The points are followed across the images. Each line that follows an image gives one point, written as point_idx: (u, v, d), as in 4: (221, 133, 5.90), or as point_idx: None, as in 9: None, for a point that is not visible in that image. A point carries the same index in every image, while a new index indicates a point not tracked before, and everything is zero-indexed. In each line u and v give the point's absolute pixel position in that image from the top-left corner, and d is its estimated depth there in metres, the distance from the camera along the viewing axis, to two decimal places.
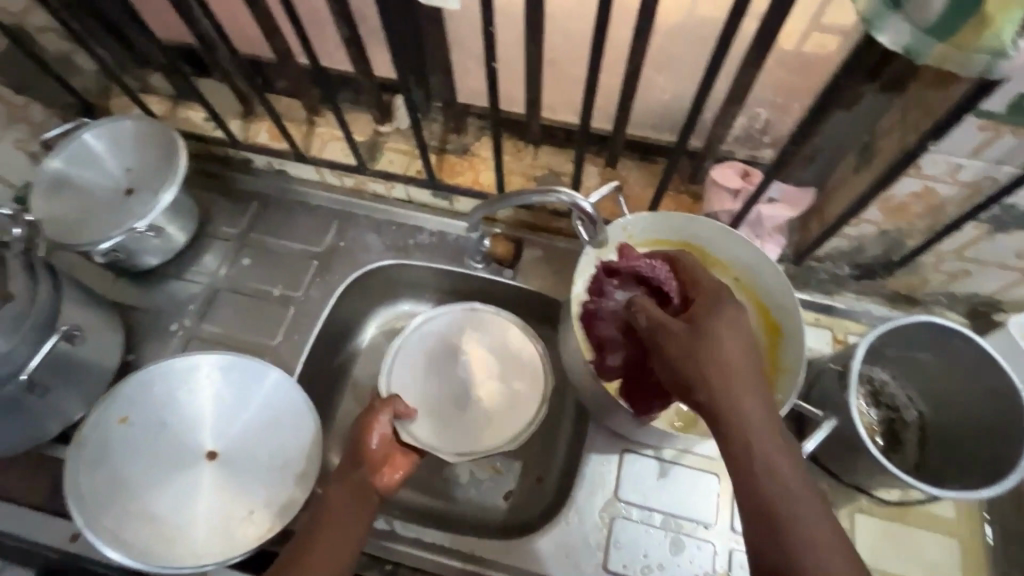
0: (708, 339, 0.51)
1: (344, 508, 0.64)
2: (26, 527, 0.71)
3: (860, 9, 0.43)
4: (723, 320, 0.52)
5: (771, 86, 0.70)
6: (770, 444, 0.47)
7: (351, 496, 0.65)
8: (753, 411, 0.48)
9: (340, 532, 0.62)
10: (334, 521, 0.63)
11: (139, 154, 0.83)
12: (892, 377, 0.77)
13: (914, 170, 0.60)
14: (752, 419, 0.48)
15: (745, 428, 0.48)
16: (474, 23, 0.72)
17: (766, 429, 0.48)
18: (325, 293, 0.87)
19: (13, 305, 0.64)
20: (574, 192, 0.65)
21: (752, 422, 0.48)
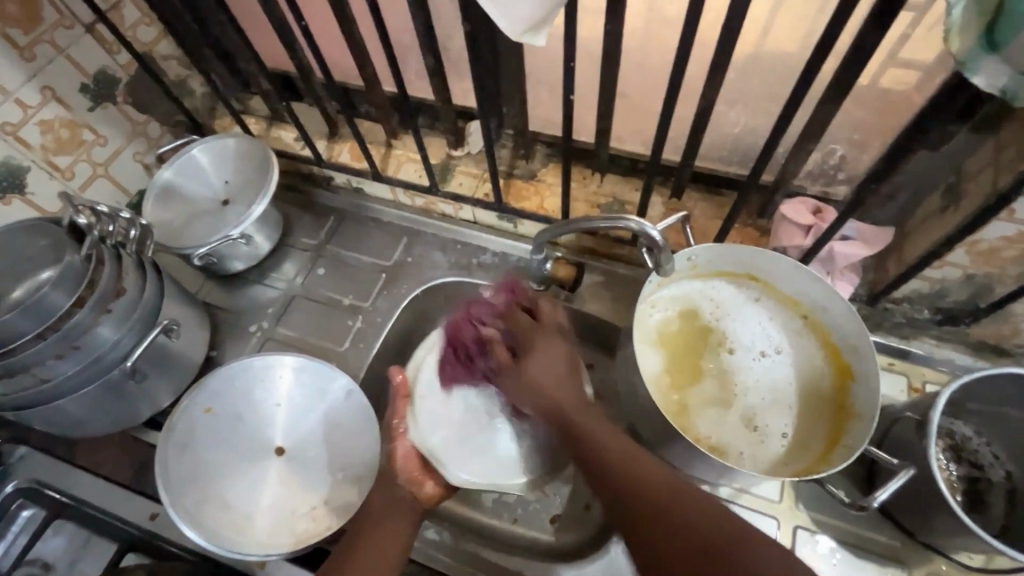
0: (532, 364, 0.64)
1: (387, 512, 0.65)
2: (113, 502, 0.77)
3: (954, 50, 0.41)
4: (551, 351, 0.65)
5: (851, 121, 0.69)
6: (646, 475, 0.55)
7: (388, 502, 0.66)
8: (595, 431, 0.59)
9: (386, 536, 0.63)
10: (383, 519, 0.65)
11: (238, 169, 0.92)
12: (976, 432, 0.72)
13: (1007, 213, 0.57)
14: (596, 431, 0.59)
15: (631, 471, 0.56)
16: (550, 57, 0.75)
17: (603, 436, 0.59)
18: (391, 306, 0.91)
19: (124, 298, 0.72)
20: (643, 219, 0.66)
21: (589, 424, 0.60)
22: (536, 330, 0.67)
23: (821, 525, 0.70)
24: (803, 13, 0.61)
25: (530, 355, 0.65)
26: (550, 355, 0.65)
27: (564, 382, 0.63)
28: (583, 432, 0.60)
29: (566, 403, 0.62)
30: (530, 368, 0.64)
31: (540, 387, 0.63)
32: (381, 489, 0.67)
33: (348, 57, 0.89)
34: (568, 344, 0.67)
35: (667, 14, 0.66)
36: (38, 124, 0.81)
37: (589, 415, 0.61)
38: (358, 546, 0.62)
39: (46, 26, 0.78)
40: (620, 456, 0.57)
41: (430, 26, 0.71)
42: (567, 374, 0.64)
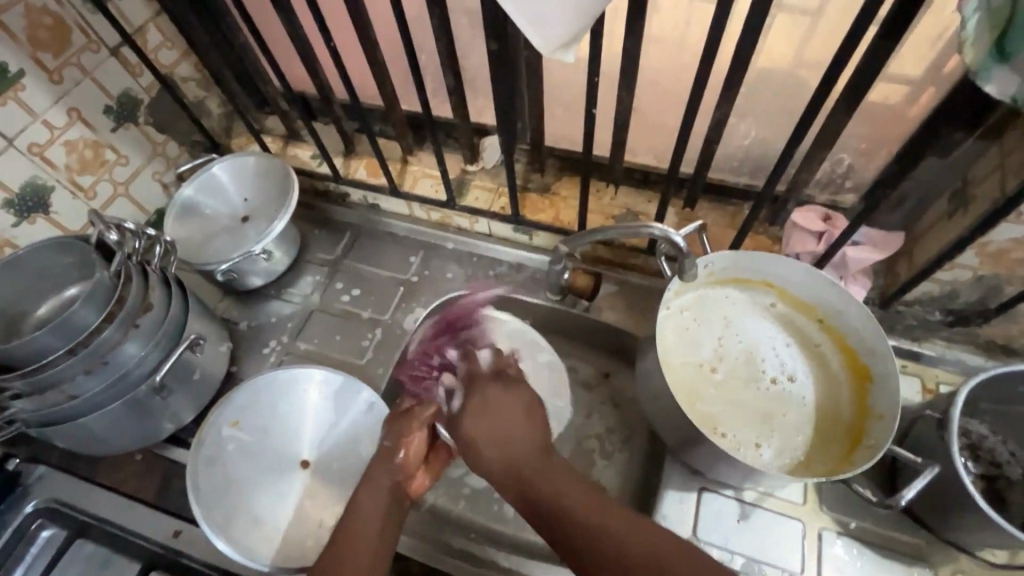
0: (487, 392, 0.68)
1: (374, 514, 0.64)
2: (135, 520, 0.76)
3: (967, 62, 0.44)
4: (492, 393, 0.68)
5: (860, 131, 0.71)
6: (619, 536, 0.53)
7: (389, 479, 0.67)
8: (546, 479, 0.59)
9: (379, 522, 0.63)
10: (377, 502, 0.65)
11: (257, 187, 0.93)
12: (991, 431, 0.74)
13: (1015, 216, 0.59)
14: (571, 496, 0.56)
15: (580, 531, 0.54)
16: (568, 75, 0.78)
17: (576, 501, 0.56)
18: (410, 318, 0.92)
19: (151, 313, 0.72)
20: (666, 226, 0.67)
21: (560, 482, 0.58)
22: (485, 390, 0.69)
23: (847, 527, 0.71)
24: (813, 29, 0.65)
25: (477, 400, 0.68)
26: (495, 418, 0.65)
27: (520, 432, 0.63)
28: (533, 493, 0.58)
29: (526, 453, 0.62)
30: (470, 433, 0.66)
31: (487, 446, 0.63)
32: (370, 486, 0.66)
33: (366, 77, 0.91)
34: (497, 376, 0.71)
35: (682, 32, 0.69)
36: (63, 145, 0.82)
37: (553, 466, 0.60)
38: (348, 533, 0.62)
39: (74, 49, 0.80)
40: (559, 503, 0.56)
41: (452, 46, 0.73)
42: (523, 418, 0.65)
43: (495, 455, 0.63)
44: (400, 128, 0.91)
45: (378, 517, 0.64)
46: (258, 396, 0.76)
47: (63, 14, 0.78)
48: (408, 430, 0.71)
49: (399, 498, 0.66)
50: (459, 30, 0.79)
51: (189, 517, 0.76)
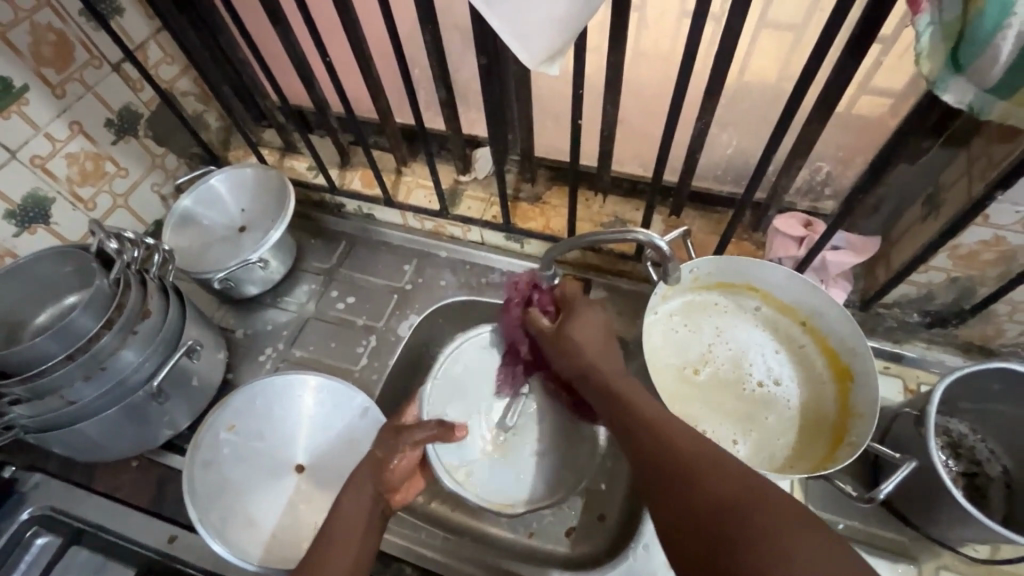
0: (575, 327, 0.69)
1: (358, 518, 0.64)
2: (130, 526, 0.77)
3: (924, 73, 0.46)
4: (585, 325, 0.69)
5: (835, 141, 0.75)
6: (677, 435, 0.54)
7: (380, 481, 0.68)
8: (642, 412, 0.59)
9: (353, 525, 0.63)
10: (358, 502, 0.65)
11: (254, 197, 0.96)
12: (971, 429, 0.76)
13: (982, 218, 0.62)
14: (644, 408, 0.59)
15: (660, 438, 0.55)
16: (556, 88, 0.81)
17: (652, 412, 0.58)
18: (404, 325, 0.94)
19: (149, 320, 0.74)
20: (651, 231, 0.69)
21: (638, 400, 0.61)
22: (569, 318, 0.70)
23: (833, 525, 0.73)
24: (787, 43, 0.68)
25: (567, 328, 0.69)
26: (585, 350, 0.67)
27: (602, 359, 0.66)
28: (604, 385, 0.65)
29: (590, 361, 0.67)
30: (572, 330, 0.69)
31: (581, 351, 0.68)
32: (354, 492, 0.66)
33: (360, 91, 0.94)
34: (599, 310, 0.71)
35: (664, 47, 0.73)
36: (65, 157, 0.85)
37: (621, 378, 0.64)
38: (331, 539, 0.62)
39: (77, 65, 0.83)
40: (654, 416, 0.58)
41: (444, 61, 0.76)
42: (603, 347, 0.67)
43: (573, 370, 0.69)
44: (394, 140, 0.94)
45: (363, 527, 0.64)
46: (255, 402, 0.78)
47: (67, 30, 0.80)
48: (399, 448, 0.70)
49: (381, 508, 0.67)
50: (451, 45, 0.82)
51: (185, 523, 0.77)
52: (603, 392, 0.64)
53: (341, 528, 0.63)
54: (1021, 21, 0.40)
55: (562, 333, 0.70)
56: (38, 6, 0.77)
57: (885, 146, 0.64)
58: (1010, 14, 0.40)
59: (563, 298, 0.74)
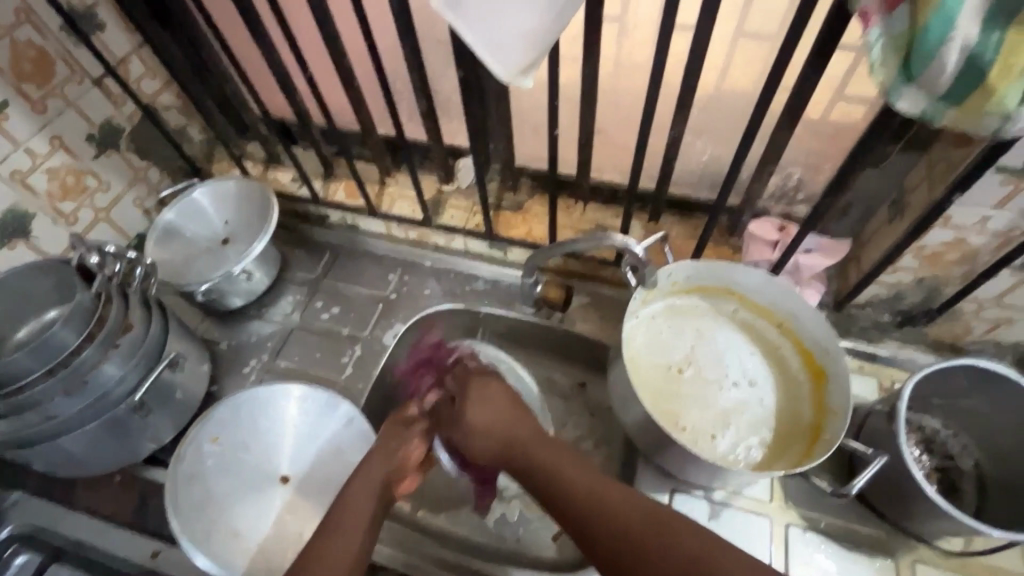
0: (473, 403, 0.72)
1: (365, 503, 0.64)
2: (114, 542, 0.77)
3: (878, 83, 0.48)
4: (489, 391, 0.73)
5: (804, 147, 0.77)
6: (620, 505, 0.57)
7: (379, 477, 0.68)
8: (570, 481, 0.61)
9: (354, 516, 0.63)
10: (356, 495, 0.65)
11: (237, 210, 0.96)
12: (943, 425, 0.78)
13: (944, 220, 0.65)
14: (571, 474, 0.61)
15: (601, 512, 0.57)
16: (534, 99, 0.83)
17: (581, 484, 0.60)
18: (388, 333, 0.94)
19: (132, 333, 0.74)
20: (627, 237, 0.71)
21: (557, 466, 0.62)
22: (463, 398, 0.73)
23: (813, 521, 0.74)
24: (754, 54, 0.70)
25: (466, 399, 0.73)
26: (489, 416, 0.70)
27: (513, 424, 0.69)
28: (546, 484, 0.62)
29: (522, 438, 0.67)
30: (468, 417, 0.71)
31: (485, 429, 0.70)
32: (364, 477, 0.67)
33: (343, 103, 0.95)
34: (495, 382, 0.75)
35: (637, 58, 0.75)
36: (45, 172, 0.85)
37: (560, 461, 0.63)
38: (339, 523, 0.62)
39: (58, 81, 0.83)
40: (591, 492, 0.59)
41: (424, 74, 0.78)
42: (510, 412, 0.71)
43: (492, 447, 0.69)
44: (377, 151, 0.95)
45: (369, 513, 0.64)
46: (239, 413, 0.78)
47: (47, 47, 0.81)
48: (408, 439, 0.73)
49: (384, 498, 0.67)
50: (431, 58, 0.84)
51: (168, 537, 0.77)
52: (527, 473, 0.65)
53: (343, 518, 0.63)
54: (964, 34, 0.42)
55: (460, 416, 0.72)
56: (18, 22, 0.77)
57: (850, 152, 0.67)
58: (952, 27, 0.42)
59: (477, 372, 0.77)
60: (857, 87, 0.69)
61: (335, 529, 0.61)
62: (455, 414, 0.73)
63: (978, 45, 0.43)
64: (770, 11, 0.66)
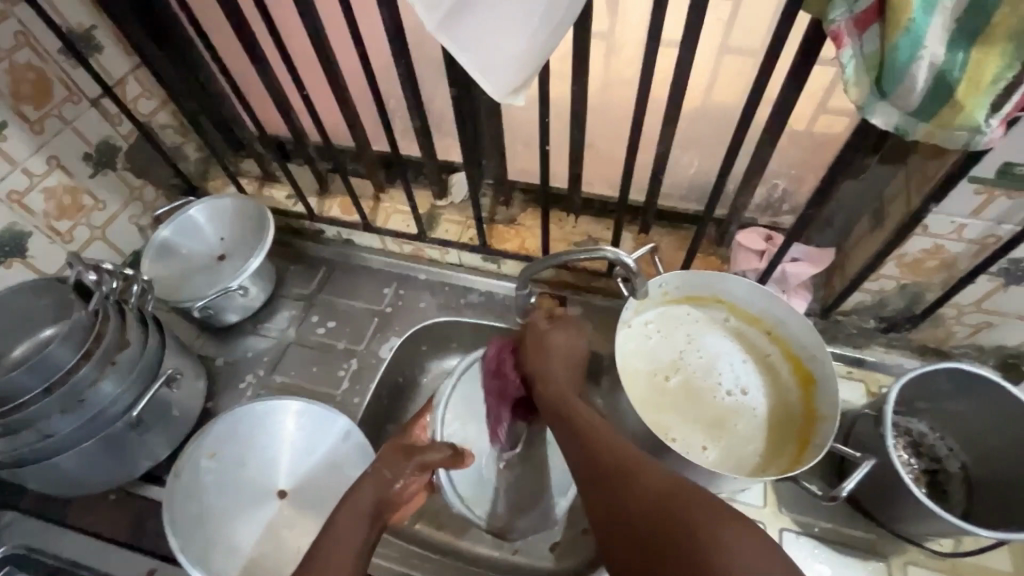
0: (558, 334, 0.74)
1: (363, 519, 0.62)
2: (108, 561, 0.76)
3: (852, 100, 0.50)
4: (559, 338, 0.73)
5: (787, 159, 0.80)
6: (635, 472, 0.50)
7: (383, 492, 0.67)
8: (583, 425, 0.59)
9: (355, 525, 0.61)
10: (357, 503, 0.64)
11: (233, 226, 0.97)
12: (929, 428, 0.79)
13: (921, 229, 0.67)
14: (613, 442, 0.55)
15: (613, 461, 0.52)
16: (525, 115, 0.85)
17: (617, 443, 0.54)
18: (384, 347, 0.95)
19: (128, 350, 0.74)
20: (619, 249, 0.73)
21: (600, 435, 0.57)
22: (543, 321, 0.76)
23: (805, 526, 0.75)
24: (737, 71, 0.73)
25: (541, 329, 0.74)
26: (549, 359, 0.72)
27: (558, 371, 0.70)
28: (570, 414, 0.63)
29: (558, 397, 0.66)
30: (548, 338, 0.73)
31: (545, 377, 0.70)
32: (369, 489, 0.66)
33: (338, 120, 0.97)
34: (571, 327, 0.75)
35: (625, 76, 0.77)
36: (42, 191, 0.85)
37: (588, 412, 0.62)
38: (332, 536, 0.59)
39: (55, 101, 0.84)
40: (622, 464, 0.51)
41: (418, 92, 0.80)
42: (575, 360, 0.73)
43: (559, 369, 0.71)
44: (372, 167, 0.96)
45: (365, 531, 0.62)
46: (235, 428, 0.78)
47: (46, 69, 0.82)
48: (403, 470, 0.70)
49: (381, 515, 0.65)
50: (425, 77, 0.86)
51: (164, 555, 0.76)
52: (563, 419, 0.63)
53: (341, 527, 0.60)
54: (931, 54, 0.45)
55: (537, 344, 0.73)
56: (18, 45, 0.78)
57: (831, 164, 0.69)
58: (920, 47, 0.44)
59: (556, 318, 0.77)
60: (835, 103, 0.72)
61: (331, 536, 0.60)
62: (531, 333, 0.74)
63: (945, 63, 0.45)
64: (751, 31, 0.69)
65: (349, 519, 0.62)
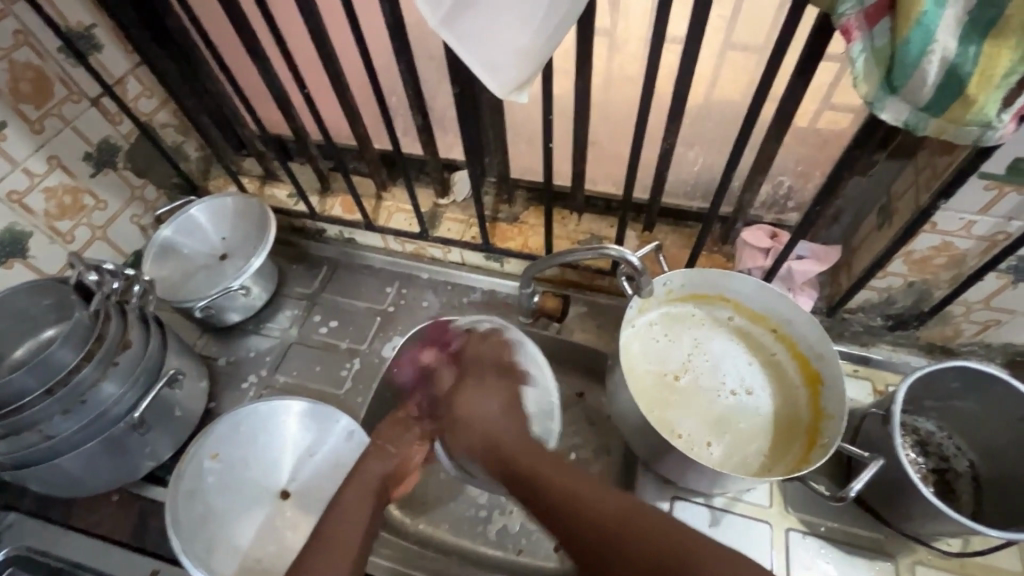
0: (464, 399, 0.67)
1: (357, 513, 0.65)
2: (111, 562, 0.76)
3: (862, 95, 0.50)
4: (469, 402, 0.67)
5: (793, 156, 0.79)
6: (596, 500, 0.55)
7: (372, 480, 0.68)
8: (550, 479, 0.59)
9: (352, 519, 0.64)
10: (349, 504, 0.66)
11: (234, 225, 0.97)
12: (937, 426, 0.79)
13: (930, 225, 0.66)
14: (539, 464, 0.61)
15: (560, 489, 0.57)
16: (528, 113, 0.84)
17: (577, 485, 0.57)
18: (386, 346, 0.95)
19: (130, 351, 0.74)
20: (623, 248, 0.72)
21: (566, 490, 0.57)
22: (469, 382, 0.69)
23: (812, 526, 0.75)
24: (743, 67, 0.72)
25: (463, 390, 0.68)
26: (468, 423, 0.66)
27: (487, 404, 0.67)
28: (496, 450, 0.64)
29: (514, 449, 0.63)
30: (462, 399, 0.68)
31: (472, 424, 0.66)
32: (362, 476, 0.68)
33: (339, 119, 0.96)
34: (499, 385, 0.69)
35: (629, 72, 0.77)
36: (42, 191, 0.85)
37: (541, 466, 0.60)
38: (332, 533, 0.63)
39: (55, 101, 0.84)
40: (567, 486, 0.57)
41: (420, 90, 0.79)
42: (501, 416, 0.66)
43: (468, 438, 0.66)
44: (374, 165, 0.96)
45: (365, 520, 0.65)
46: (239, 429, 0.78)
47: (46, 68, 0.81)
48: (402, 439, 0.72)
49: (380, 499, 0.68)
50: (427, 74, 0.85)
51: (167, 556, 0.76)
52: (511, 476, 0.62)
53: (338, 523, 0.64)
54: (943, 47, 0.44)
55: (451, 396, 0.69)
56: (18, 44, 0.78)
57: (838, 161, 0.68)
58: (932, 40, 0.44)
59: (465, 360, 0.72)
60: (842, 99, 0.71)
61: (331, 533, 0.63)
62: (449, 400, 0.69)
63: (956, 57, 0.44)
64: (757, 26, 0.68)
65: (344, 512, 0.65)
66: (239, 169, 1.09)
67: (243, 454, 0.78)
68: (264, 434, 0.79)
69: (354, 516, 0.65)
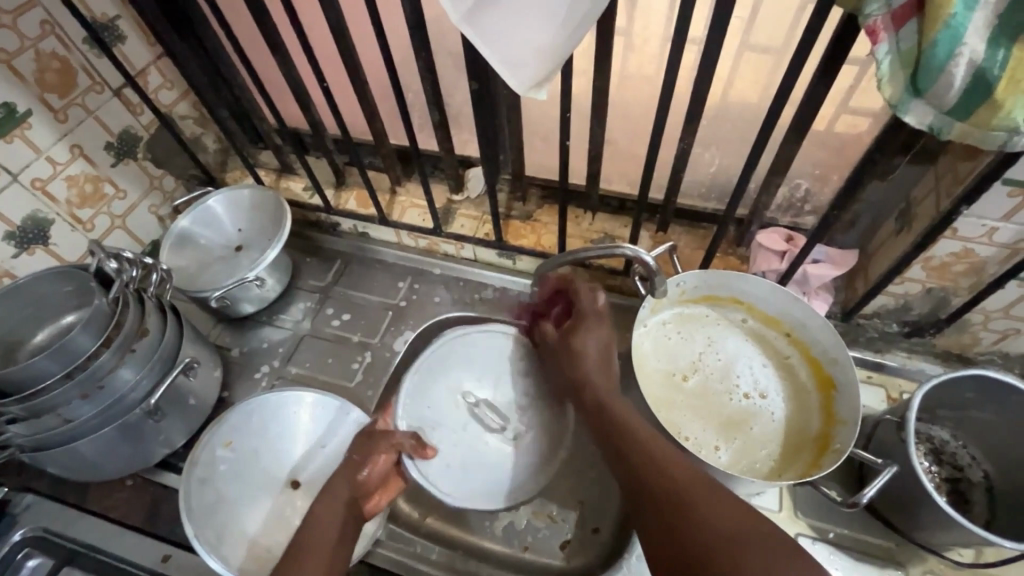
0: (582, 338, 0.75)
1: (331, 525, 0.67)
2: (124, 546, 0.77)
3: (886, 97, 0.49)
4: (593, 337, 0.75)
5: (811, 160, 0.79)
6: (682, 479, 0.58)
7: (345, 487, 0.71)
8: (647, 448, 0.62)
9: (324, 529, 0.66)
10: (323, 512, 0.68)
11: (250, 217, 0.98)
12: (952, 436, 0.78)
13: (951, 232, 0.66)
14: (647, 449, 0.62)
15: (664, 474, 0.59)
16: (544, 110, 0.84)
17: (688, 486, 0.57)
18: (398, 340, 0.95)
19: (147, 338, 0.75)
20: (638, 246, 0.71)
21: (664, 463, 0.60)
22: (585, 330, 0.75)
23: (821, 531, 0.74)
24: (763, 67, 0.72)
25: (578, 334, 0.76)
26: (584, 363, 0.74)
27: (596, 372, 0.72)
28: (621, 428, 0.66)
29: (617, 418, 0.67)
30: (575, 343, 0.75)
31: (588, 371, 0.73)
32: (337, 487, 0.70)
33: (354, 113, 0.96)
34: (608, 334, 0.76)
35: (647, 72, 0.76)
36: (65, 180, 0.86)
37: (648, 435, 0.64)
38: (304, 546, 0.65)
39: (79, 91, 0.85)
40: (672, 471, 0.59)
41: (438, 85, 0.79)
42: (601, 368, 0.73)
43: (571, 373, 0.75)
44: (389, 160, 0.96)
45: (338, 523, 0.67)
46: (251, 419, 0.79)
47: (71, 58, 0.83)
48: (374, 451, 0.74)
49: (355, 509, 0.70)
50: (444, 69, 0.85)
51: (179, 542, 0.77)
52: (594, 410, 0.71)
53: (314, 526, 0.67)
54: (971, 51, 0.43)
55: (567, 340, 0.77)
56: (44, 34, 0.79)
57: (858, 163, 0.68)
58: (960, 44, 0.43)
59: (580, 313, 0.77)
60: (864, 102, 0.70)
61: (307, 541, 0.65)
62: (565, 344, 0.77)
63: (984, 61, 0.43)
64: (778, 27, 0.67)
65: (316, 520, 0.67)
66: (256, 161, 1.10)
67: (255, 443, 0.79)
68: (275, 425, 0.80)
69: (325, 523, 0.67)
